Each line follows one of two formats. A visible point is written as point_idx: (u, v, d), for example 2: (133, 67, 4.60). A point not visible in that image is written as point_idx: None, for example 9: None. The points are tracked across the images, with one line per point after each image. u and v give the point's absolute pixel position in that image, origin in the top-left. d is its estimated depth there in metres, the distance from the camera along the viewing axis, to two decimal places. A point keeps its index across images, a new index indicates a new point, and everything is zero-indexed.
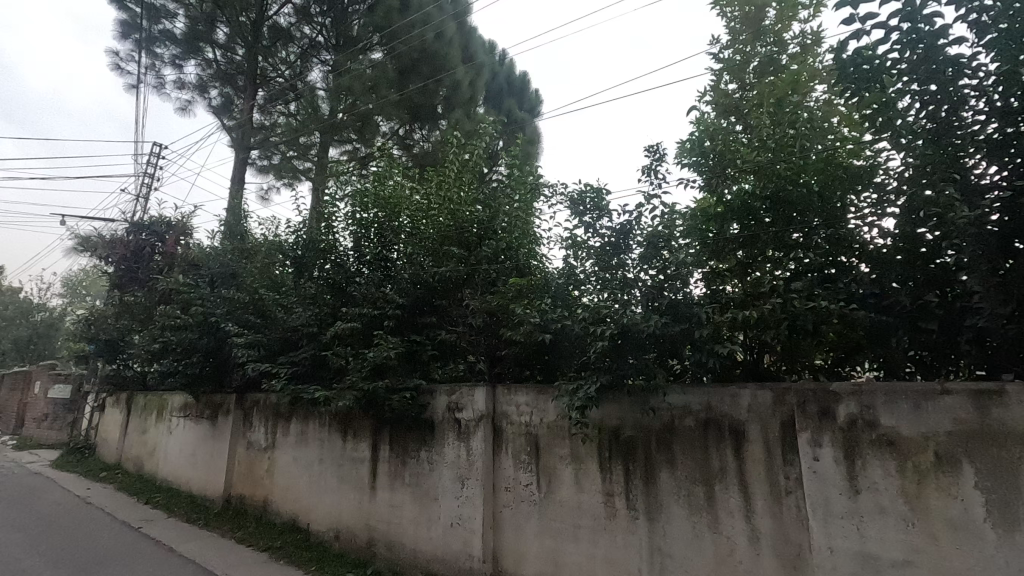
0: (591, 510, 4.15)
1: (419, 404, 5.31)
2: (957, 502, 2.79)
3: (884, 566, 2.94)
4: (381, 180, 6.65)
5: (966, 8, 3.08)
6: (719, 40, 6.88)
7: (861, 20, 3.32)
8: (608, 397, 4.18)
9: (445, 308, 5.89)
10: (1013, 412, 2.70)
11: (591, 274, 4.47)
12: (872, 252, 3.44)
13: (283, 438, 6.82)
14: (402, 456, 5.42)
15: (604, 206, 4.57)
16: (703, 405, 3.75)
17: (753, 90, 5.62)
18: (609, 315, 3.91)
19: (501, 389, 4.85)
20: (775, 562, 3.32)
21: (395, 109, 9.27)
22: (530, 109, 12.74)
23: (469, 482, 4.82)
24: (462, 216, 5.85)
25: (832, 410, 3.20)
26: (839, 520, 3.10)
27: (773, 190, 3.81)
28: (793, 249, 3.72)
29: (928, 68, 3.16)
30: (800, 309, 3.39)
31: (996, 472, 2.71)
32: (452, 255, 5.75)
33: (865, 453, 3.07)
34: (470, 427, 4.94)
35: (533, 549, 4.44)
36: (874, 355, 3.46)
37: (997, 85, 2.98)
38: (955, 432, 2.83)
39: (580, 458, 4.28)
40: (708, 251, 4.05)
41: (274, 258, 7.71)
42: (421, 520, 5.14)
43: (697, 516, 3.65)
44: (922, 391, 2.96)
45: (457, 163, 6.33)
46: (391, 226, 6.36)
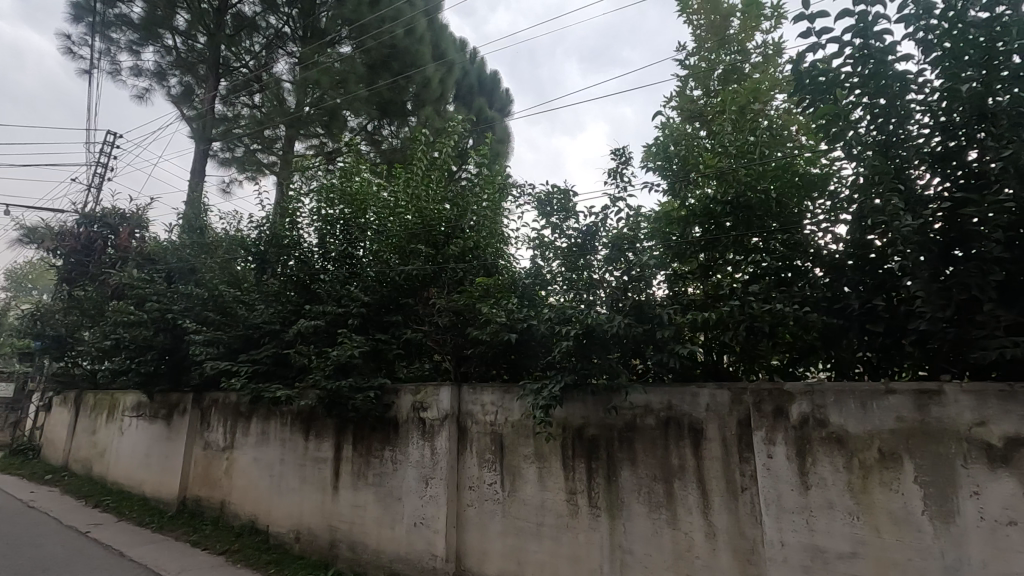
0: (555, 508, 4.19)
1: (383, 403, 5.25)
2: (899, 497, 2.93)
3: (832, 559, 3.07)
4: (348, 175, 6.57)
5: (915, 26, 3.24)
6: (684, 47, 7.25)
7: (817, 34, 3.45)
8: (573, 396, 4.23)
9: (411, 307, 5.83)
10: (950, 410, 2.86)
11: (558, 275, 4.58)
12: (825, 257, 3.55)
13: (243, 438, 6.65)
14: (365, 456, 5.36)
15: (570, 207, 4.64)
16: (664, 404, 3.83)
17: (715, 98, 5.79)
18: (575, 316, 3.98)
19: (467, 388, 4.85)
20: (730, 556, 3.42)
21: (364, 105, 9.13)
22: (501, 108, 12.90)
23: (433, 482, 4.80)
24: (430, 215, 5.80)
25: (786, 410, 3.33)
26: (790, 514, 3.22)
27: (734, 196, 3.95)
28: (753, 253, 3.85)
29: (877, 83, 3.31)
30: (758, 311, 3.53)
31: (934, 467, 2.86)
32: (419, 253, 5.70)
33: (815, 450, 3.20)
34: (435, 427, 4.91)
35: (496, 547, 4.45)
36: (826, 356, 3.59)
37: (940, 101, 3.15)
38: (898, 430, 2.98)
39: (544, 457, 4.32)
40: (670, 254, 4.16)
41: (236, 254, 7.53)
42: (384, 520, 5.09)
43: (656, 513, 3.74)
44: (868, 390, 3.10)
45: (425, 161, 6.31)
46: (358, 223, 6.30)
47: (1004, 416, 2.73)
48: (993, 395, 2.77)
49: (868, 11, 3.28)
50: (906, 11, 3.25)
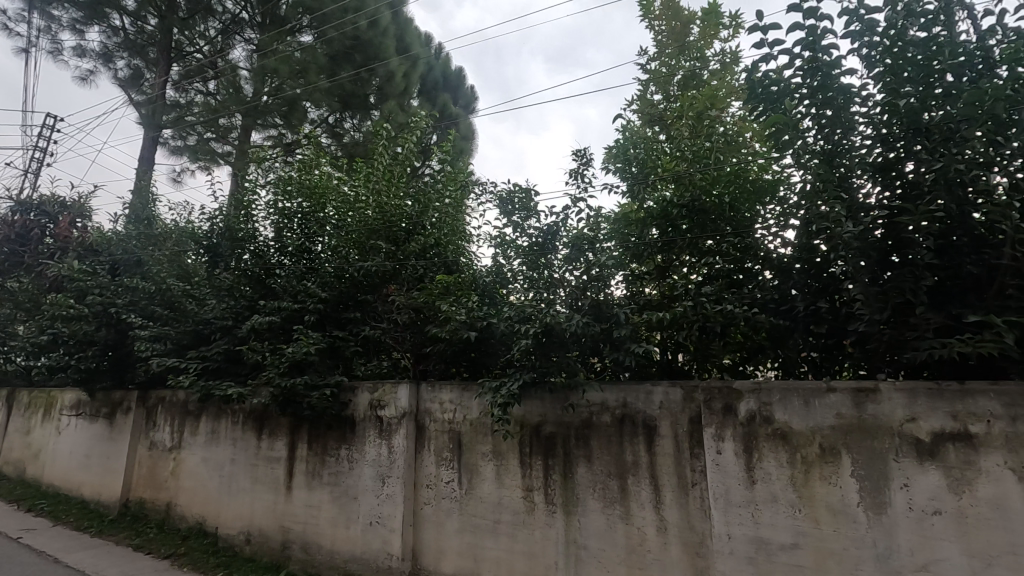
0: (511, 505, 4.22)
1: (340, 401, 5.16)
2: (837, 489, 3.09)
3: (775, 550, 3.20)
4: (307, 168, 6.42)
5: (860, 42, 3.40)
6: (646, 51, 7.42)
7: (769, 45, 3.58)
8: (531, 394, 4.26)
9: (369, 303, 5.74)
10: (885, 407, 3.03)
11: (519, 273, 4.61)
12: (774, 260, 3.70)
13: (191, 437, 6.42)
14: (320, 455, 5.26)
15: (532, 207, 4.67)
16: (619, 402, 3.91)
17: (674, 103, 5.95)
18: (534, 314, 4.01)
19: (426, 387, 4.83)
20: (680, 549, 3.52)
21: (325, 96, 8.93)
22: (466, 104, 12.86)
23: (390, 480, 4.75)
24: (391, 210, 5.71)
25: (734, 407, 3.44)
26: (737, 508, 3.34)
27: (689, 200, 4.06)
28: (706, 254, 3.98)
29: (824, 95, 3.46)
30: (710, 311, 3.64)
31: (869, 462, 3.03)
32: (379, 249, 5.61)
33: (761, 446, 3.33)
34: (392, 425, 4.86)
35: (453, 545, 4.45)
36: (774, 355, 3.74)
37: (882, 114, 3.32)
38: (837, 426, 3.14)
39: (501, 455, 4.34)
40: (629, 255, 4.25)
41: (186, 246, 7.24)
42: (339, 519, 5.01)
43: (610, 508, 3.81)
44: (811, 388, 3.25)
45: (388, 156, 6.21)
46: (316, 217, 6.16)
47: (932, 412, 2.92)
48: (923, 393, 2.96)
49: (817, 25, 3.43)
50: (852, 27, 3.41)
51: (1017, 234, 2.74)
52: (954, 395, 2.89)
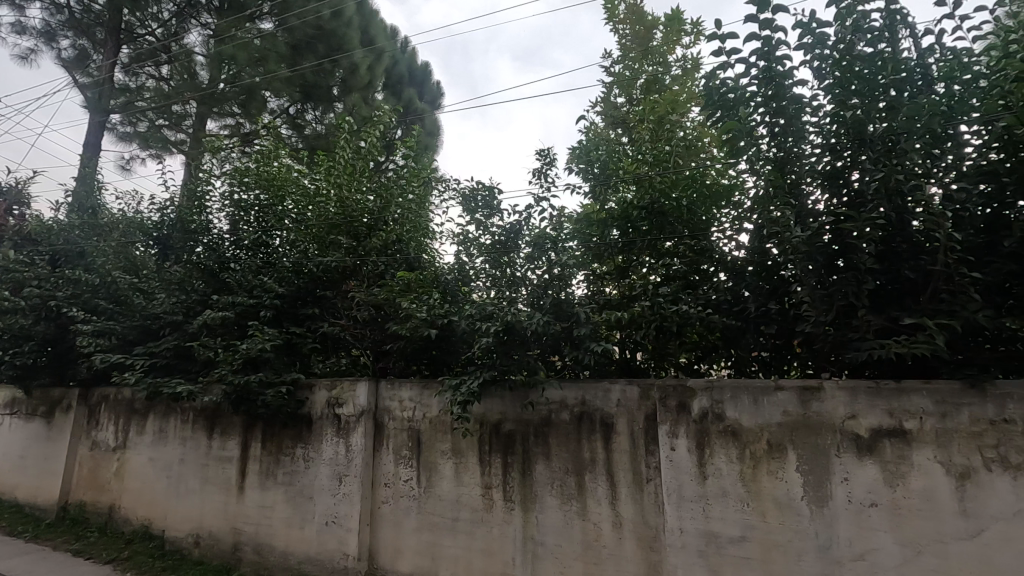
0: (470, 503, 4.22)
1: (296, 399, 5.05)
2: (783, 484, 3.21)
3: (725, 543, 3.31)
4: (265, 159, 6.24)
5: (812, 55, 3.54)
6: (611, 54, 7.55)
7: (727, 53, 3.69)
8: (491, 392, 4.27)
9: (329, 299, 5.61)
10: (828, 405, 3.18)
11: (481, 271, 4.61)
12: (729, 263, 3.82)
13: (137, 437, 6.16)
14: (275, 454, 5.13)
15: (495, 206, 4.67)
16: (578, 400, 3.96)
17: (637, 107, 6.07)
18: (496, 312, 4.01)
19: (385, 384, 4.78)
20: (634, 544, 3.60)
21: (285, 86, 8.64)
22: (432, 100, 12.76)
23: (347, 479, 4.67)
24: (352, 205, 5.60)
25: (688, 405, 3.54)
26: (689, 503, 3.43)
27: (649, 202, 4.14)
28: (665, 256, 4.07)
29: (778, 103, 3.59)
30: (667, 312, 3.74)
31: (813, 457, 3.17)
32: (339, 245, 5.50)
33: (712, 442, 3.44)
34: (350, 423, 4.78)
35: (411, 543, 4.42)
36: (727, 354, 3.87)
37: (831, 124, 3.46)
38: (783, 423, 3.27)
39: (461, 453, 4.33)
40: (591, 255, 4.32)
41: (135, 237, 6.92)
42: (294, 520, 4.91)
43: (567, 505, 3.86)
44: (760, 387, 3.38)
45: (350, 149, 6.03)
46: (274, 210, 6.00)
47: (871, 410, 3.08)
48: (863, 391, 3.12)
49: (772, 36, 3.55)
50: (805, 40, 3.55)
51: (950, 242, 2.92)
52: (890, 393, 3.06)
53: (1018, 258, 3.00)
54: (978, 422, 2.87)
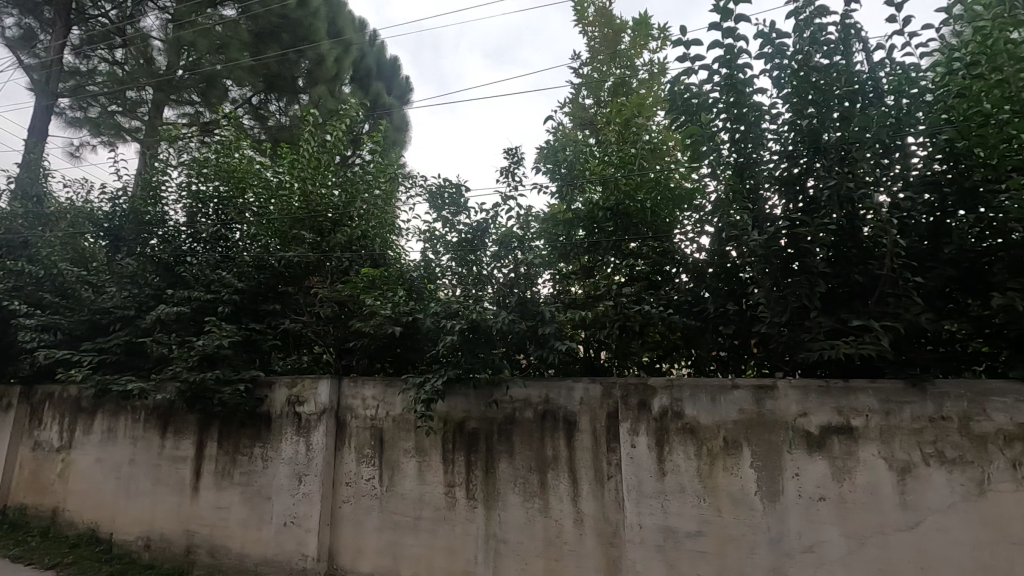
0: (432, 502, 4.20)
1: (255, 397, 4.92)
2: (737, 479, 3.32)
3: (682, 537, 3.39)
4: (226, 150, 6.07)
5: (772, 64, 3.65)
6: (580, 56, 7.64)
7: (691, 60, 3.78)
8: (455, 390, 4.26)
9: (290, 295, 5.46)
10: (781, 403, 3.29)
11: (447, 268, 4.59)
12: (690, 264, 3.92)
13: (84, 436, 5.89)
14: (232, 453, 4.99)
15: (463, 203, 4.66)
16: (542, 398, 3.99)
17: (605, 109, 6.16)
18: (461, 310, 4.00)
19: (348, 382, 4.71)
20: (595, 540, 3.65)
21: (248, 75, 8.34)
22: (401, 95, 12.65)
23: (307, 478, 4.59)
24: (316, 199, 5.48)
25: (649, 403, 3.61)
26: (648, 499, 3.51)
27: (615, 203, 4.21)
28: (629, 256, 4.15)
29: (738, 110, 3.69)
30: (630, 312, 3.81)
31: (766, 453, 3.28)
32: (302, 240, 5.38)
33: (671, 439, 3.52)
34: (311, 421, 4.69)
35: (372, 542, 4.37)
36: (687, 354, 3.97)
37: (788, 132, 3.59)
38: (739, 421, 3.38)
39: (424, 451, 4.30)
40: (557, 255, 4.36)
41: (84, 228, 6.55)
42: (251, 521, 4.79)
43: (530, 502, 3.89)
44: (718, 386, 3.47)
45: (315, 142, 5.89)
46: (234, 203, 5.84)
47: (821, 408, 3.21)
48: (814, 390, 3.25)
49: (734, 45, 3.65)
50: (765, 50, 3.66)
51: (896, 248, 3.07)
52: (839, 391, 3.20)
53: (957, 264, 3.18)
54: (918, 419, 3.03)
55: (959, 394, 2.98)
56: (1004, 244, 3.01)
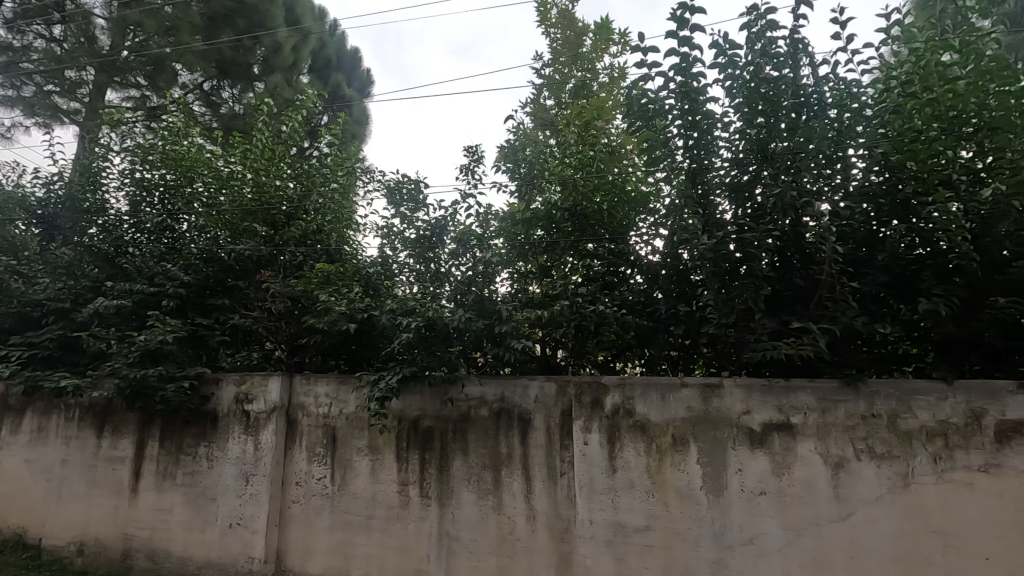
0: (385, 501, 4.16)
1: (200, 394, 4.75)
2: (684, 475, 3.43)
3: (631, 532, 3.48)
4: (175, 136, 5.77)
5: (725, 74, 3.78)
6: (542, 56, 7.70)
7: (648, 66, 3.87)
8: (410, 388, 4.22)
9: (240, 289, 5.29)
10: (726, 401, 3.42)
11: (405, 265, 4.54)
12: (644, 265, 4.03)
13: (11, 436, 5.53)
14: (174, 453, 4.80)
15: (421, 200, 4.62)
16: (497, 396, 4.01)
17: (565, 110, 6.24)
18: (418, 308, 3.97)
19: (300, 379, 4.61)
20: (547, 536, 3.70)
21: (199, 60, 7.99)
22: (361, 88, 12.41)
23: (254, 479, 4.46)
24: (269, 192, 5.31)
25: (602, 401, 3.68)
26: (599, 495, 3.58)
27: (572, 204, 4.26)
28: (586, 257, 4.22)
29: (693, 117, 3.80)
30: (585, 312, 3.88)
31: (711, 450, 3.40)
32: (254, 232, 5.21)
33: (623, 436, 3.60)
34: (260, 420, 4.56)
35: (322, 543, 4.29)
36: (640, 353, 4.08)
37: (738, 142, 3.73)
38: (687, 418, 3.49)
39: (378, 449, 4.25)
40: (515, 254, 4.39)
41: (14, 213, 5.95)
42: (194, 523, 4.62)
43: (483, 500, 3.90)
44: (668, 384, 3.57)
45: (269, 133, 5.70)
46: (182, 192, 5.60)
47: (763, 406, 3.36)
48: (757, 389, 3.39)
49: (689, 53, 3.76)
50: (718, 60, 3.79)
51: (834, 255, 3.24)
52: (780, 390, 3.35)
53: (889, 270, 3.36)
54: (851, 416, 3.20)
55: (888, 393, 3.17)
56: (930, 253, 3.23)
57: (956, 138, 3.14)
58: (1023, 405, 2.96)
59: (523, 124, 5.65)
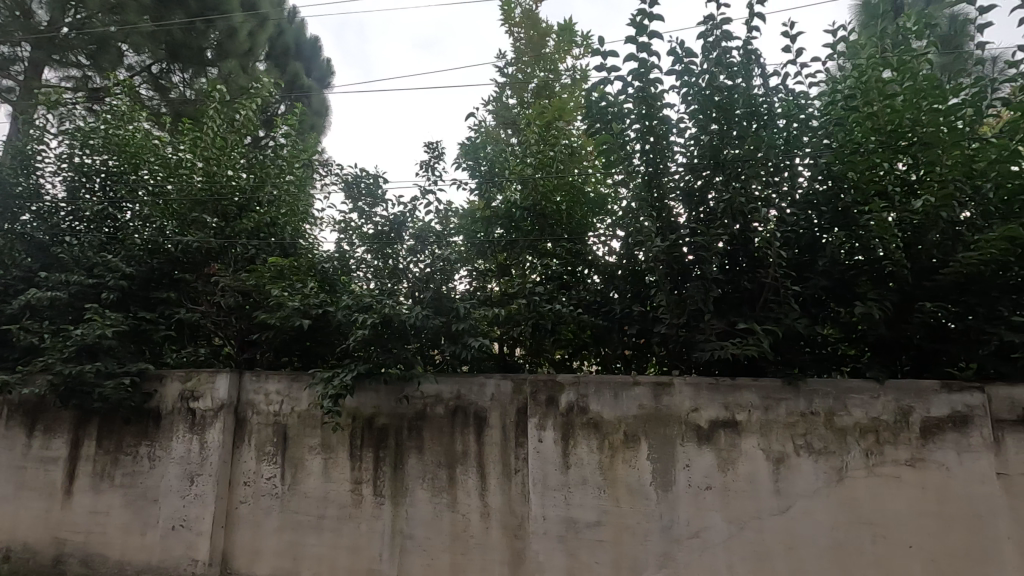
0: (337, 500, 4.09)
1: (142, 392, 4.55)
2: (635, 471, 3.51)
3: (582, 528, 3.54)
4: (119, 121, 5.49)
5: (680, 81, 3.88)
6: (505, 55, 7.72)
7: (607, 70, 3.93)
8: (365, 386, 4.17)
9: (187, 283, 5.08)
10: (676, 400, 3.53)
11: (362, 261, 4.48)
12: (602, 265, 4.11)
13: None
14: (113, 453, 4.58)
15: (379, 195, 4.56)
16: (453, 394, 4.01)
17: (528, 110, 6.28)
18: (374, 305, 3.91)
19: (250, 376, 4.48)
20: (500, 533, 3.73)
21: (147, 41, 7.68)
22: (321, 78, 12.13)
23: (199, 479, 4.31)
24: (221, 182, 5.12)
25: (556, 398, 3.73)
26: (552, 491, 3.63)
27: (532, 203, 4.29)
28: (545, 256, 4.26)
29: (649, 122, 3.89)
30: (542, 310, 3.92)
31: (661, 446, 3.50)
32: (203, 224, 5.02)
33: (577, 434, 3.66)
34: (207, 418, 4.41)
35: (271, 544, 4.18)
36: (595, 352, 4.17)
37: (692, 148, 3.85)
38: (638, 415, 3.58)
39: (330, 448, 4.17)
40: (474, 252, 4.40)
41: None
42: (133, 525, 4.42)
43: (438, 498, 3.89)
44: (621, 382, 3.65)
45: (221, 120, 5.47)
46: (126, 179, 5.33)
47: (710, 403, 3.48)
48: (705, 387, 3.50)
49: (647, 59, 3.85)
50: (675, 67, 3.89)
51: (778, 260, 3.38)
52: (727, 388, 3.47)
53: (829, 275, 3.54)
54: (792, 414, 3.36)
55: (826, 391, 3.34)
56: (867, 260, 3.41)
57: (892, 151, 3.33)
58: (945, 403, 3.17)
59: (485, 122, 5.66)
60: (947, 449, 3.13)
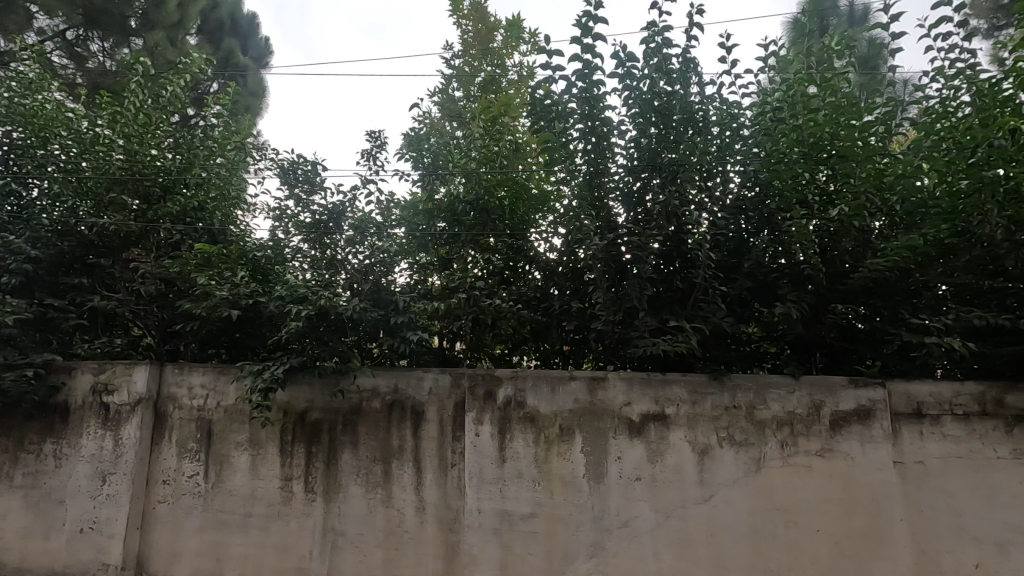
0: (266, 497, 3.95)
1: (48, 385, 4.20)
2: (570, 464, 3.59)
3: (517, 520, 3.59)
4: (24, 89, 4.99)
5: (622, 84, 3.97)
6: (452, 47, 7.63)
7: (552, 69, 3.98)
8: (298, 379, 4.04)
9: (102, 268, 4.74)
10: (610, 394, 3.64)
11: (297, 250, 4.32)
12: (542, 262, 4.16)
13: None
14: (12, 451, 4.21)
15: (317, 182, 4.41)
16: (390, 388, 3.95)
17: (474, 103, 6.24)
18: (309, 295, 3.78)
19: (172, 368, 4.24)
20: (435, 527, 3.72)
21: (61, 3, 7.18)
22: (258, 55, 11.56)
23: (113, 478, 4.04)
24: (142, 161, 4.79)
25: (494, 393, 3.76)
26: (488, 484, 3.65)
27: (474, 197, 4.28)
28: (487, 251, 4.25)
29: (592, 123, 3.97)
30: (483, 306, 3.93)
31: (595, 439, 3.60)
32: (122, 205, 4.69)
33: (513, 428, 3.70)
34: (122, 413, 4.13)
35: (192, 545, 3.98)
36: (535, 347, 4.22)
37: (632, 150, 3.96)
38: (574, 410, 3.66)
39: (259, 444, 4.02)
40: (415, 245, 4.35)
41: None
42: (35, 530, 4.09)
43: (372, 493, 3.83)
44: (558, 377, 3.72)
45: (146, 95, 5.04)
46: (34, 154, 4.90)
47: (642, 398, 3.61)
48: (638, 382, 3.63)
49: (591, 60, 3.92)
50: (618, 70, 3.98)
51: (708, 261, 3.54)
52: (658, 383, 3.61)
53: (754, 277, 3.75)
54: (717, 408, 3.54)
55: (748, 386, 3.54)
56: (789, 264, 3.63)
57: (814, 163, 3.55)
58: (852, 397, 3.45)
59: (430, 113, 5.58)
60: (852, 440, 3.40)
